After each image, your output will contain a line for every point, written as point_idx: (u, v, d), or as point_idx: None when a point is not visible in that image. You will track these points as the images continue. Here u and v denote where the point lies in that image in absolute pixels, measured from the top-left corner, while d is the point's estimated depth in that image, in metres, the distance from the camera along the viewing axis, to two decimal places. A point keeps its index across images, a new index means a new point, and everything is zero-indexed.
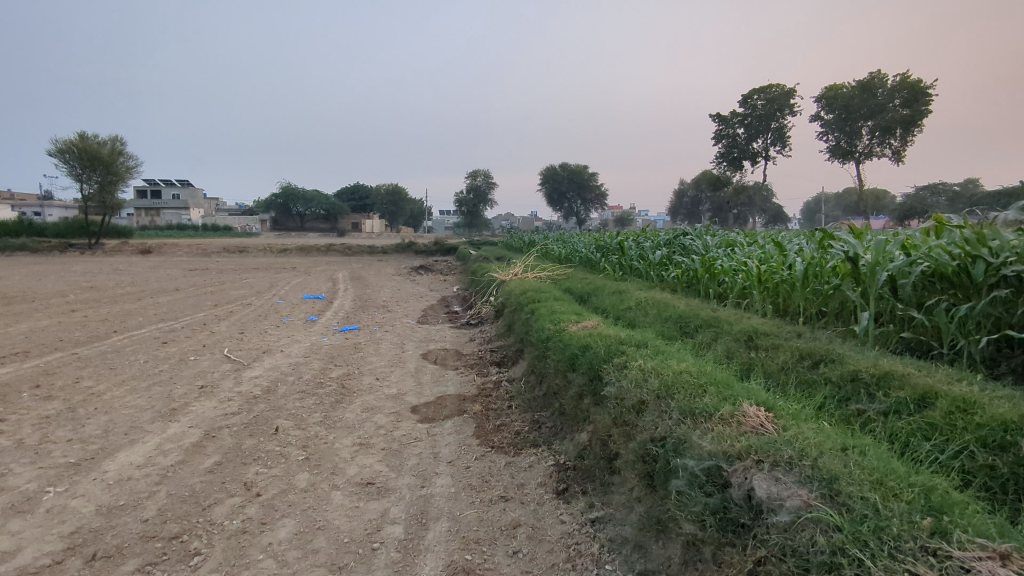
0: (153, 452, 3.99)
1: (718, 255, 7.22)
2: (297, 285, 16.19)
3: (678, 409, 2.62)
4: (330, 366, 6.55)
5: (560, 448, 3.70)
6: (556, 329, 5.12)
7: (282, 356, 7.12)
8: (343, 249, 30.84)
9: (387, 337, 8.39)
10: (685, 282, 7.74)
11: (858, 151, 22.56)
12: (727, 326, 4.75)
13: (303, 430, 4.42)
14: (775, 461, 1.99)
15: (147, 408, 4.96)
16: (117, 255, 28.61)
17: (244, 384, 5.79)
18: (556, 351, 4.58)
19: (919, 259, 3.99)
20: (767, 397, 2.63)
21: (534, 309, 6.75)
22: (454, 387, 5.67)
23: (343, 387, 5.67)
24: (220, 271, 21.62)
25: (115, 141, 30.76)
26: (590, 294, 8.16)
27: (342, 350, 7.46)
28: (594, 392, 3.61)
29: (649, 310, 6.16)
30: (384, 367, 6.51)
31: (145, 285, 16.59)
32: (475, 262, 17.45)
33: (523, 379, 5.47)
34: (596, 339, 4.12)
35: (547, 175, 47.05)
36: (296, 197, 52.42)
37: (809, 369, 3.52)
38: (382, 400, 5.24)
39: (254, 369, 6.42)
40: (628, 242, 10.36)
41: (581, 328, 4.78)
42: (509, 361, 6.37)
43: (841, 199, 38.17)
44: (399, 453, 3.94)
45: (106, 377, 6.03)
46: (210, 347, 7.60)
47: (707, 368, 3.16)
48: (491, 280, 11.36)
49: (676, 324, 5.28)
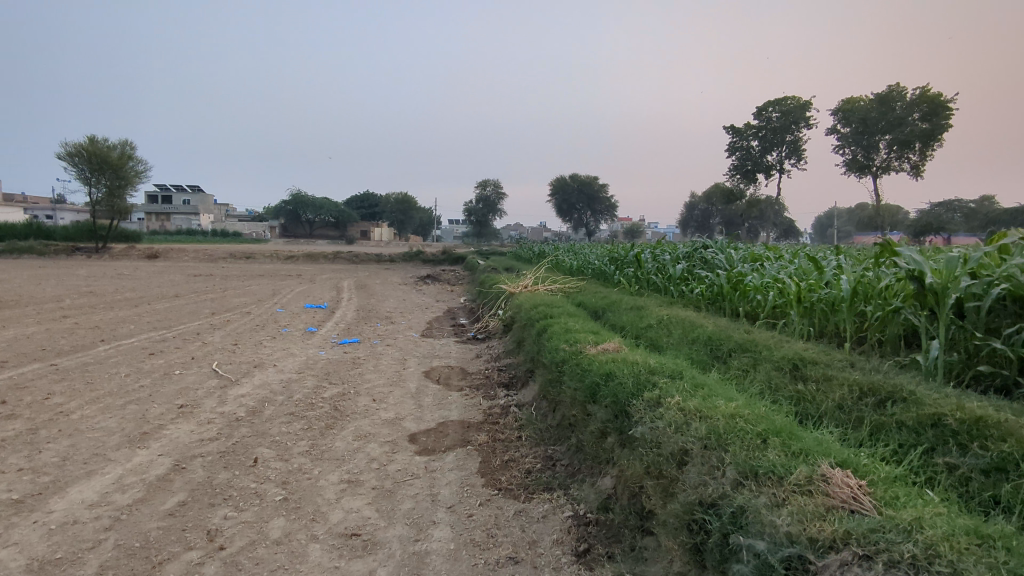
0: (110, 487, 3.48)
1: (746, 270, 6.71)
2: (300, 294, 15.75)
3: (735, 467, 2.08)
4: (325, 384, 6.03)
5: (579, 495, 3.16)
6: (573, 350, 4.62)
7: (274, 371, 6.61)
8: (349, 258, 30.46)
9: (388, 352, 7.88)
10: (710, 299, 7.21)
11: (876, 166, 21.99)
12: (766, 352, 4.22)
13: (286, 463, 3.90)
14: (891, 560, 1.45)
15: (116, 431, 4.46)
16: (123, 260, 28.35)
17: (229, 404, 5.28)
18: (574, 377, 4.05)
19: (996, 280, 3.45)
20: (849, 452, 2.08)
21: (546, 326, 6.24)
22: (458, 411, 5.15)
23: (336, 409, 5.15)
24: (224, 277, 21.24)
25: (124, 145, 30.51)
26: (606, 309, 7.63)
27: (340, 366, 6.95)
28: (621, 431, 3.08)
29: (674, 330, 5.63)
30: (382, 387, 5.98)
31: (145, 290, 16.18)
32: (483, 273, 17.00)
33: (534, 405, 4.93)
34: (621, 365, 3.60)
35: (556, 185, 46.61)
36: (305, 204, 52.23)
37: (874, 409, 2.98)
38: (378, 426, 4.72)
39: (242, 386, 5.91)
40: (645, 255, 9.83)
41: (602, 351, 4.25)
42: (519, 383, 5.83)
43: (854, 216, 37.77)
44: (392, 494, 3.41)
45: (80, 393, 5.55)
46: (199, 361, 7.11)
47: (762, 409, 2.63)
48: (499, 292, 10.83)
49: (708, 347, 4.75)
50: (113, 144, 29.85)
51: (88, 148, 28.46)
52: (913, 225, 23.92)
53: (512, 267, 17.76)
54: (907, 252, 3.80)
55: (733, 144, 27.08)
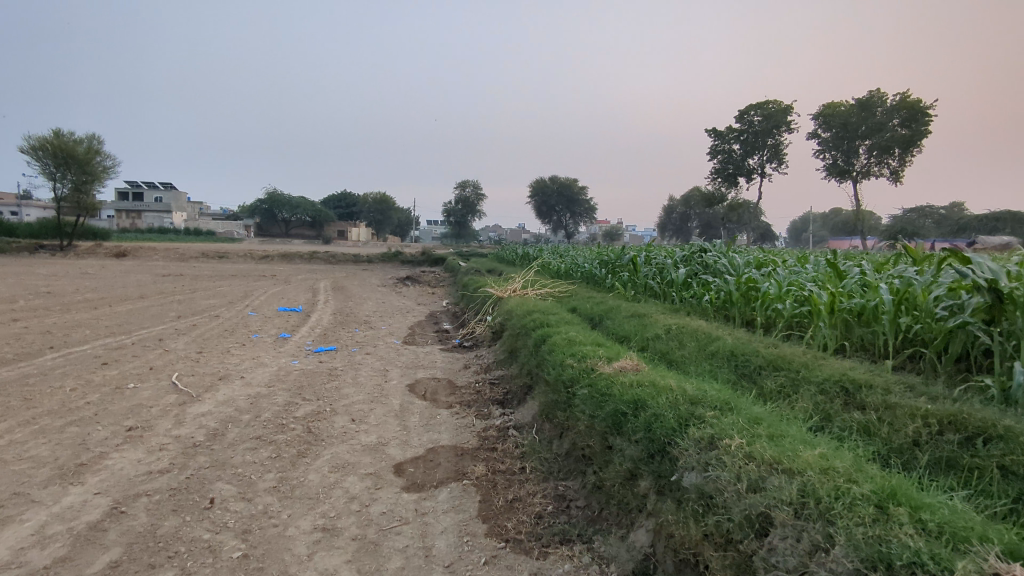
0: (26, 542, 2.81)
1: (758, 275, 6.25)
2: (274, 296, 15.00)
3: (854, 551, 1.54)
4: (297, 400, 5.38)
5: (606, 553, 2.60)
6: (582, 367, 4.08)
7: (241, 385, 5.93)
8: (326, 258, 29.66)
9: (368, 362, 7.26)
10: (718, 306, 6.72)
11: (855, 171, 21.81)
12: (805, 371, 3.73)
13: (250, 504, 3.27)
14: None
15: (47, 462, 3.77)
16: (89, 258, 27.16)
17: (186, 426, 4.60)
18: (588, 401, 3.52)
19: None
20: (1004, 531, 1.56)
21: (545, 336, 5.68)
22: (449, 435, 4.54)
23: (309, 432, 4.51)
24: (193, 277, 20.35)
25: (92, 138, 29.41)
26: (603, 316, 7.10)
27: (315, 378, 6.30)
28: (659, 475, 2.53)
29: (688, 342, 5.12)
30: (362, 404, 5.36)
31: (108, 291, 15.27)
32: (465, 275, 16.47)
33: (535, 428, 4.37)
34: (652, 389, 3.05)
35: (535, 186, 46.19)
36: (281, 203, 51.03)
37: (964, 449, 2.49)
38: (358, 453, 4.11)
39: (202, 403, 5.22)
40: (640, 258, 9.35)
41: (618, 369, 3.73)
42: (515, 400, 5.24)
43: (830, 221, 38.14)
44: (377, 548, 2.82)
45: (13, 412, 4.82)
46: (157, 372, 6.39)
47: (849, 455, 2.10)
48: (484, 297, 10.27)
49: (734, 364, 4.24)
50: (79, 139, 28.68)
51: (53, 141, 27.24)
52: (888, 231, 24.04)
53: (495, 269, 17.15)
54: (977, 260, 3.33)
55: (714, 147, 26.88)
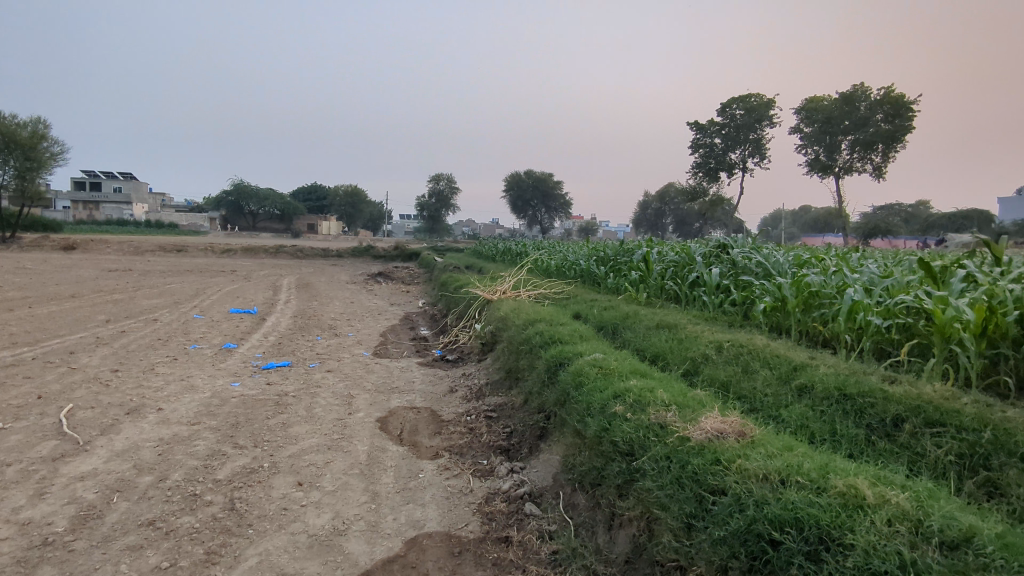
0: None
1: (824, 277, 4.93)
2: (227, 295, 13.29)
3: None
4: (225, 450, 3.90)
5: None
6: (644, 423, 2.70)
7: (153, 423, 4.42)
8: (293, 251, 27.84)
9: (329, 383, 5.80)
10: (763, 316, 5.42)
11: (837, 166, 20.74)
12: (991, 429, 2.43)
13: None
14: None
15: None
16: (34, 251, 24.89)
17: (48, 501, 3.11)
18: (673, 491, 2.17)
19: None
20: None
21: (561, 360, 4.29)
22: (438, 511, 3.13)
23: (234, 511, 3.06)
24: (143, 273, 18.50)
25: (37, 122, 27.23)
26: (622, 327, 5.74)
27: (257, 410, 4.81)
28: None
29: (758, 370, 3.79)
30: (317, 453, 3.91)
31: (39, 289, 13.40)
32: (440, 273, 15.01)
33: (565, 502, 2.99)
34: (827, 497, 1.72)
35: (510, 181, 44.46)
36: (247, 194, 48.32)
37: None
38: (301, 555, 2.66)
39: (89, 457, 3.72)
40: (654, 256, 8.00)
41: (716, 432, 2.37)
42: (523, 449, 3.85)
43: (804, 220, 37.63)
44: None
45: None
46: (44, 403, 4.82)
47: None
48: (466, 301, 8.86)
49: (854, 414, 2.91)
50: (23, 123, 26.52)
51: None
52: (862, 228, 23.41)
53: (473, 266, 15.68)
54: None
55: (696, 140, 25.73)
